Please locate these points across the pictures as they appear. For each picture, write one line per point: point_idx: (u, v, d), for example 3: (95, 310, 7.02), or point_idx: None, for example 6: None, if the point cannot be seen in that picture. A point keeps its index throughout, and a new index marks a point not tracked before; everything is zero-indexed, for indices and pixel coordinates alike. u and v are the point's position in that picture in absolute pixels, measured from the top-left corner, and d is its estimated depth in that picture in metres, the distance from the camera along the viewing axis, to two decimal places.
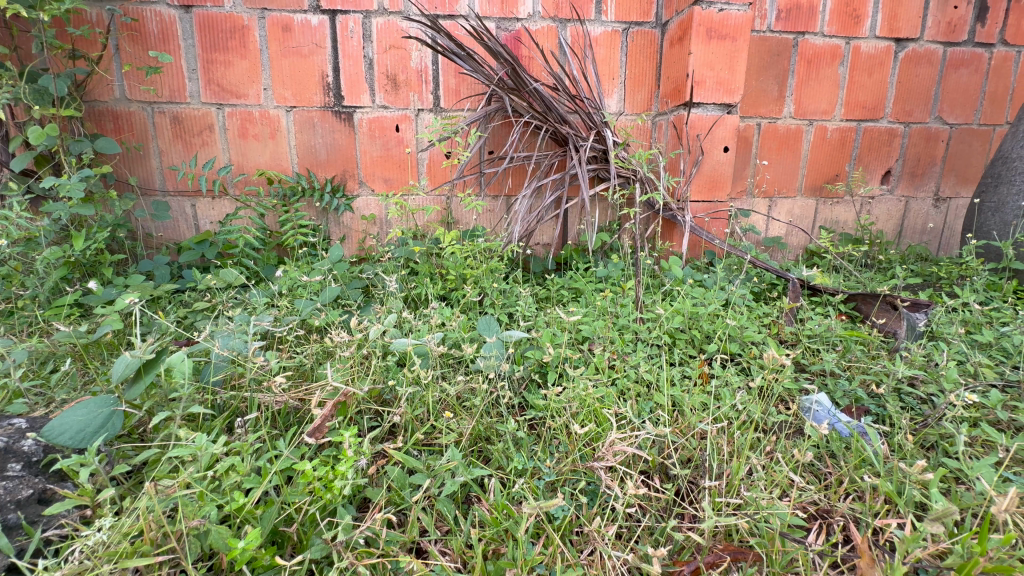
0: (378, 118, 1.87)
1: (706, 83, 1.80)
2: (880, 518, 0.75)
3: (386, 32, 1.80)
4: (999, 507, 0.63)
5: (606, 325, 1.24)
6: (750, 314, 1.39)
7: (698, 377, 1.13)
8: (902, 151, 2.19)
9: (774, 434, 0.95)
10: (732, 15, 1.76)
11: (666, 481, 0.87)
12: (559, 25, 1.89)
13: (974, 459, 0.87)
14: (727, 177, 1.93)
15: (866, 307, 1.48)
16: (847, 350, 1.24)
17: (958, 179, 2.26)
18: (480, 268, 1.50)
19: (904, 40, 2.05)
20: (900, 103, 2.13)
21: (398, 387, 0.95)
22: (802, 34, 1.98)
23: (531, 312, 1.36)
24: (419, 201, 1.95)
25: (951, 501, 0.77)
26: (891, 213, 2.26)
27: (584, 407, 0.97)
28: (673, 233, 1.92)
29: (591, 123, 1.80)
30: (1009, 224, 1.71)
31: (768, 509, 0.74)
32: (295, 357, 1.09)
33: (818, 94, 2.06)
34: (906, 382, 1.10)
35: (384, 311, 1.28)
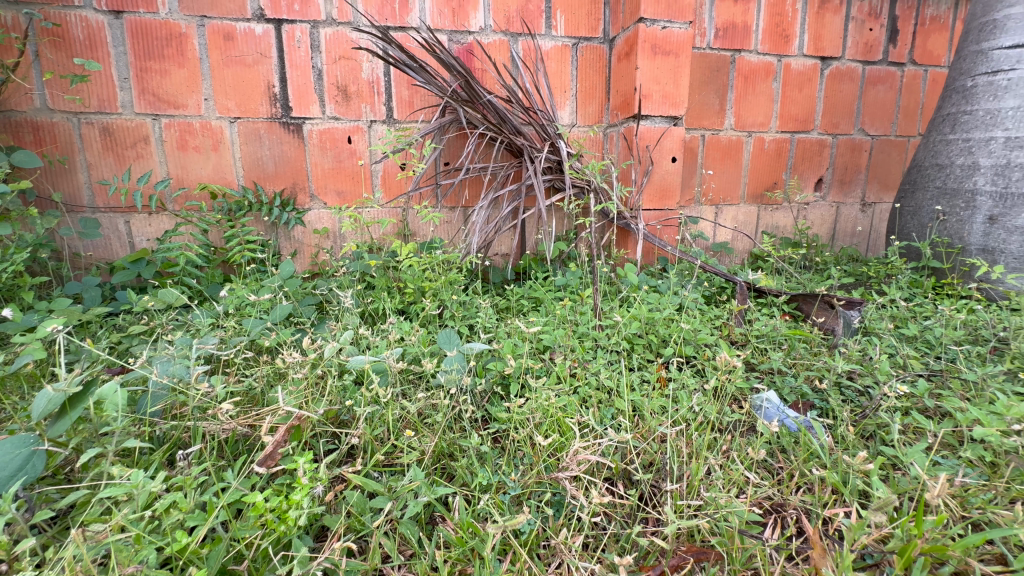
0: (329, 130, 1.82)
1: (653, 96, 1.88)
2: (829, 508, 0.79)
3: (334, 42, 1.77)
4: (932, 492, 0.68)
5: (566, 333, 1.25)
6: (702, 317, 1.45)
7: (656, 381, 1.16)
8: (831, 160, 2.36)
9: (730, 434, 0.98)
10: (674, 32, 1.85)
11: (630, 487, 0.87)
12: (510, 38, 1.92)
13: (908, 446, 0.93)
14: (676, 186, 2.01)
15: (806, 306, 1.56)
16: (791, 349, 1.31)
17: (880, 186, 2.46)
18: (439, 280, 1.48)
19: (828, 58, 2.22)
20: (828, 116, 2.29)
21: (356, 407, 0.92)
22: (738, 51, 2.11)
23: (491, 324, 1.36)
24: (374, 214, 1.91)
25: (890, 486, 0.82)
26: (824, 218, 2.42)
27: (546, 417, 0.97)
28: (628, 241, 1.97)
29: (545, 135, 1.84)
30: (925, 225, 1.86)
31: (727, 507, 0.77)
32: (243, 381, 1.03)
33: (755, 108, 2.19)
34: (846, 376, 1.17)
35: (340, 328, 1.24)
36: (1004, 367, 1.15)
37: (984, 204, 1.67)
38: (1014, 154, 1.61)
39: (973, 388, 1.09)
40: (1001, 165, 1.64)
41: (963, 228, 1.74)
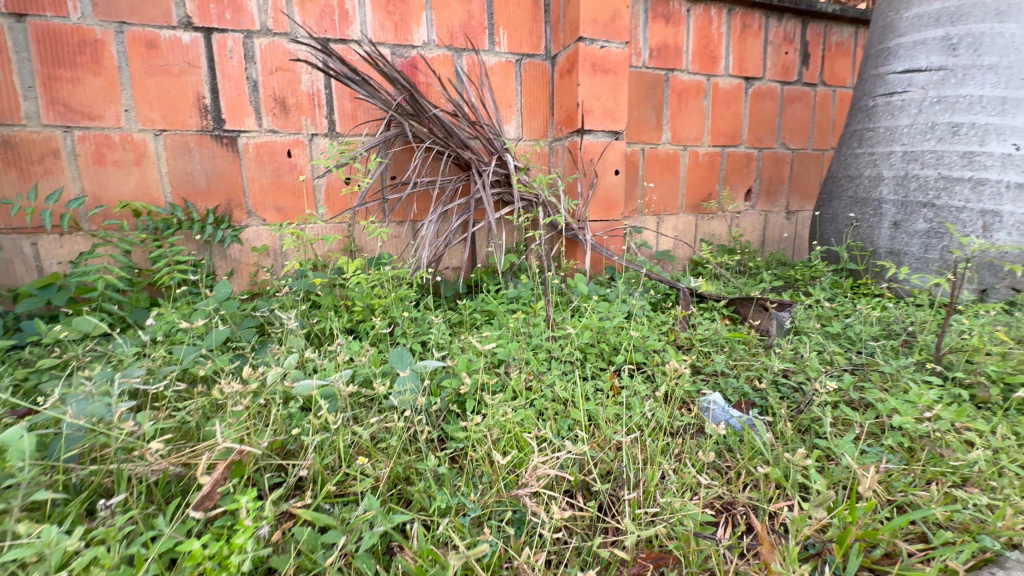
0: (267, 143, 1.74)
1: (594, 112, 1.95)
2: (773, 503, 0.83)
3: (270, 53, 1.70)
4: (864, 485, 0.75)
5: (520, 346, 1.25)
6: (649, 324, 1.51)
7: (609, 389, 1.19)
8: (758, 172, 2.54)
9: (681, 437, 1.02)
10: (612, 51, 1.93)
11: (589, 498, 0.88)
12: (454, 53, 1.93)
13: (839, 437, 1.01)
14: (619, 198, 2.08)
15: (744, 309, 1.63)
16: (732, 351, 1.38)
17: (802, 195, 2.67)
18: (389, 297, 1.44)
19: (751, 79, 2.40)
20: (753, 131, 2.47)
21: (303, 436, 0.87)
22: (671, 70, 2.24)
23: (444, 340, 1.34)
24: (317, 230, 1.84)
25: (825, 477, 0.88)
26: (755, 226, 2.59)
27: (503, 434, 0.96)
28: (576, 252, 2.02)
29: (492, 148, 1.86)
30: (842, 232, 2.04)
31: (681, 510, 0.79)
32: (175, 416, 0.95)
33: (689, 123, 2.32)
34: (781, 374, 1.25)
35: (283, 351, 1.17)
36: (914, 358, 1.28)
37: (889, 211, 1.86)
38: (911, 166, 1.81)
39: (889, 379, 1.20)
40: (901, 176, 1.83)
41: (873, 233, 1.92)
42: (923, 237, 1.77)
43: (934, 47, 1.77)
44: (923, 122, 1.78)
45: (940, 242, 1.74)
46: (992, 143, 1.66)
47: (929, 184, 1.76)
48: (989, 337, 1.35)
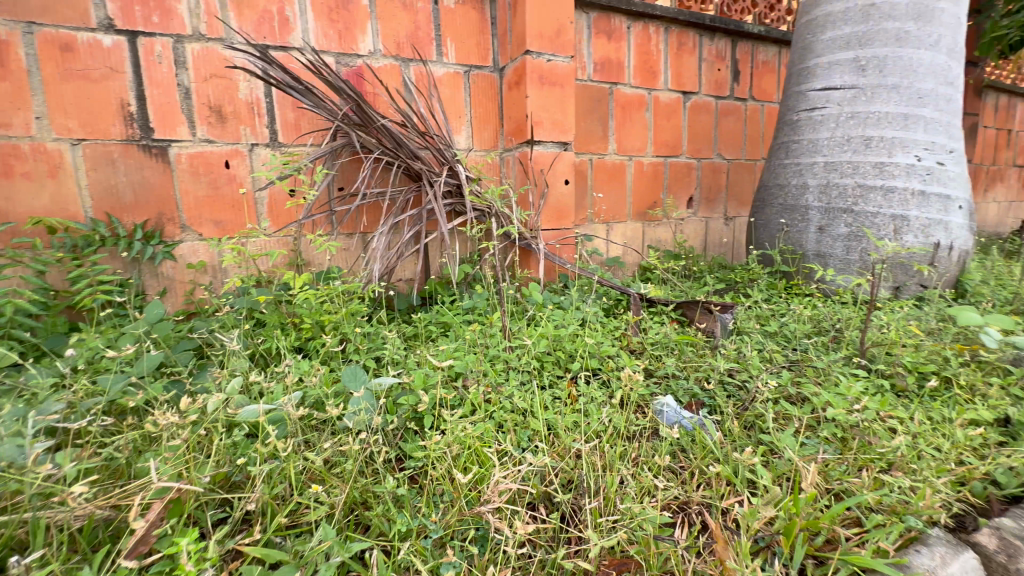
0: (202, 154, 1.65)
1: (543, 123, 1.99)
2: (724, 500, 0.87)
3: (204, 59, 1.61)
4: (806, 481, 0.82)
5: (477, 358, 1.24)
6: (603, 330, 1.55)
7: (567, 397, 1.20)
8: (698, 181, 2.67)
9: (637, 441, 1.04)
10: (558, 65, 1.98)
11: (551, 509, 0.89)
12: (401, 63, 1.91)
13: (781, 431, 1.07)
14: (570, 207, 2.13)
15: (690, 313, 1.71)
16: (681, 353, 1.44)
17: (738, 202, 2.84)
18: (340, 312, 1.39)
19: (688, 93, 2.54)
20: (692, 143, 2.61)
21: (250, 466, 0.82)
22: (615, 84, 2.32)
23: (399, 355, 1.30)
24: (260, 244, 1.75)
25: (770, 470, 0.94)
26: (697, 232, 2.73)
27: (464, 449, 0.95)
28: (530, 261, 2.04)
29: (443, 159, 1.85)
30: (775, 236, 2.17)
31: (641, 515, 0.81)
32: (102, 453, 0.87)
33: (633, 135, 2.42)
34: (727, 373, 1.32)
35: (225, 375, 1.10)
36: (843, 353, 1.38)
37: (814, 217, 2.01)
38: (832, 175, 1.97)
39: (822, 374, 1.29)
40: (823, 185, 1.99)
41: (801, 238, 2.06)
42: (844, 241, 1.94)
43: (846, 67, 1.94)
44: (840, 135, 1.95)
45: (859, 245, 1.92)
46: (898, 156, 1.87)
47: (847, 192, 1.93)
48: (904, 331, 1.48)
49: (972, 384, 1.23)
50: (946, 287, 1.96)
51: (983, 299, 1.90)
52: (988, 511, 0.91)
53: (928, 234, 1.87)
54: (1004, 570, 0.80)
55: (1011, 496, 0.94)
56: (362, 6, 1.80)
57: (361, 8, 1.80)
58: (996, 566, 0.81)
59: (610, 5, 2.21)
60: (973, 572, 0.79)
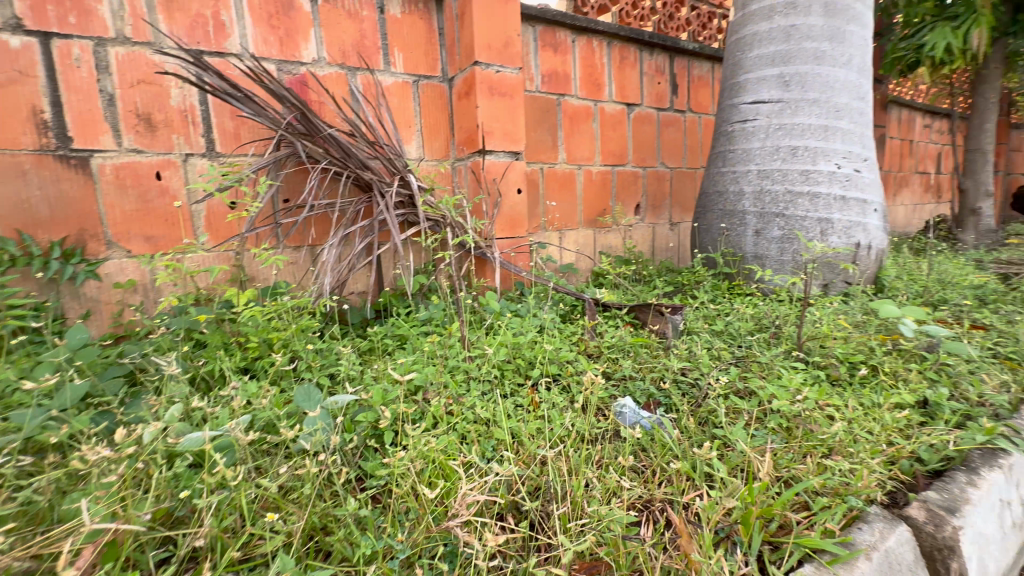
0: (129, 164, 1.53)
1: (494, 133, 2.00)
2: (685, 495, 0.90)
3: (130, 64, 1.51)
4: (761, 470, 0.87)
5: (437, 370, 1.22)
6: (561, 336, 1.57)
7: (529, 404, 1.20)
8: (644, 189, 2.78)
9: (599, 443, 1.06)
10: (507, 76, 2.01)
11: (519, 518, 0.88)
12: (347, 72, 1.87)
13: (732, 425, 1.12)
14: (523, 215, 2.15)
15: (643, 315, 1.77)
16: (637, 354, 1.48)
17: (681, 209, 2.98)
18: (290, 329, 1.32)
19: (631, 105, 2.65)
20: (637, 152, 2.72)
21: (195, 500, 0.76)
22: (562, 95, 2.38)
23: (355, 371, 1.26)
24: (198, 260, 1.64)
25: (725, 463, 0.98)
26: (645, 237, 2.83)
27: (428, 464, 0.93)
28: (486, 270, 2.04)
29: (394, 169, 1.82)
30: (716, 240, 2.29)
31: (608, 516, 0.83)
32: (19, 498, 0.78)
33: (581, 144, 2.49)
34: (680, 372, 1.37)
35: (163, 402, 1.02)
36: (783, 348, 1.47)
37: (751, 221, 2.14)
38: (765, 182, 2.11)
39: (766, 368, 1.37)
40: (758, 191, 2.13)
41: (740, 241, 2.19)
42: (778, 243, 2.08)
43: (772, 82, 2.09)
44: (770, 145, 2.10)
45: (791, 246, 2.07)
46: (822, 164, 2.04)
47: (779, 197, 2.08)
48: (834, 325, 1.61)
49: (895, 370, 1.35)
50: (867, 283, 2.14)
51: (898, 293, 2.09)
52: (915, 486, 1.00)
53: (850, 235, 2.04)
54: (932, 538, 0.87)
55: (933, 470, 1.04)
56: (304, 13, 1.75)
57: (303, 15, 1.75)
58: (927, 536, 0.88)
59: (554, 20, 2.28)
60: (906, 543, 0.86)
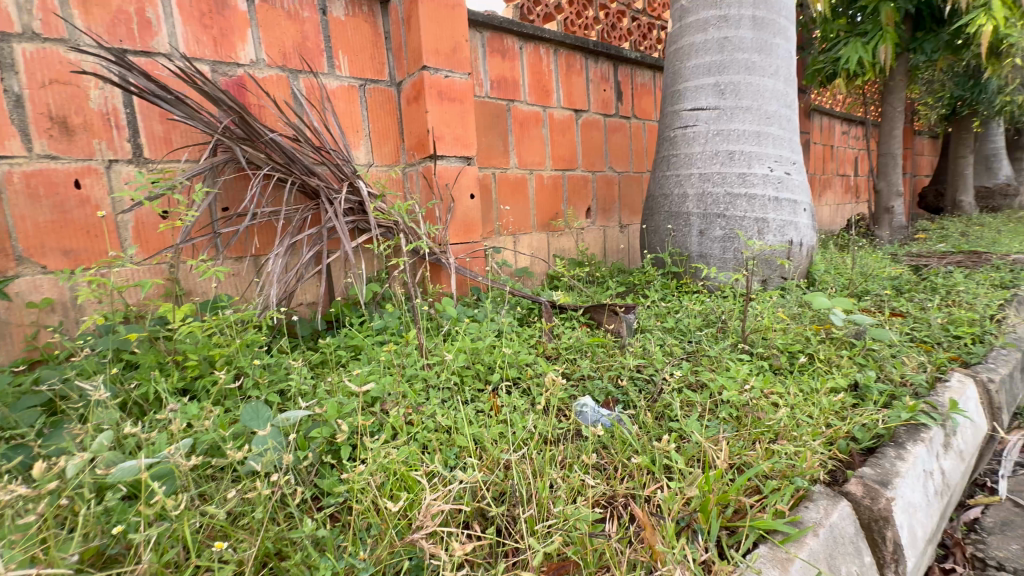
0: (42, 171, 1.39)
1: (445, 138, 1.99)
2: (646, 488, 0.93)
3: (41, 63, 1.38)
4: (717, 458, 0.91)
5: (395, 379, 1.19)
6: (519, 339, 1.57)
7: (490, 408, 1.20)
8: (594, 192, 2.85)
9: (562, 444, 1.07)
10: (456, 81, 2.00)
11: (486, 524, 0.87)
12: (289, 74, 1.80)
13: (687, 417, 1.17)
14: (477, 220, 2.15)
15: (598, 315, 1.79)
16: (594, 354, 1.51)
17: (630, 211, 3.08)
18: (234, 344, 1.25)
19: (579, 111, 2.71)
20: (586, 157, 2.78)
21: (131, 535, 0.69)
22: (512, 101, 2.41)
23: (307, 386, 1.20)
24: (126, 274, 1.52)
25: (681, 454, 1.02)
26: (597, 240, 2.90)
27: (389, 477, 0.90)
28: (441, 276, 2.01)
29: (341, 175, 1.76)
30: (663, 241, 2.39)
31: (574, 516, 0.83)
32: None
33: (532, 150, 2.52)
34: (636, 369, 1.41)
35: (90, 431, 0.93)
36: (729, 341, 1.55)
37: (695, 222, 2.24)
38: (706, 185, 2.22)
39: (715, 361, 1.44)
40: (700, 193, 2.23)
41: (686, 241, 2.29)
42: (720, 242, 2.19)
43: (709, 90, 2.21)
44: (709, 150, 2.21)
45: (732, 245, 2.19)
46: (757, 167, 2.17)
47: (719, 199, 2.19)
48: (774, 317, 1.71)
49: (829, 357, 1.46)
50: (800, 277, 2.29)
51: (828, 286, 2.26)
52: (852, 463, 1.08)
53: (783, 233, 2.18)
54: (869, 510, 0.94)
55: (866, 448, 1.12)
56: (240, 12, 1.67)
57: (239, 15, 1.67)
58: (865, 509, 0.95)
59: (501, 26, 2.30)
60: (848, 517, 0.92)
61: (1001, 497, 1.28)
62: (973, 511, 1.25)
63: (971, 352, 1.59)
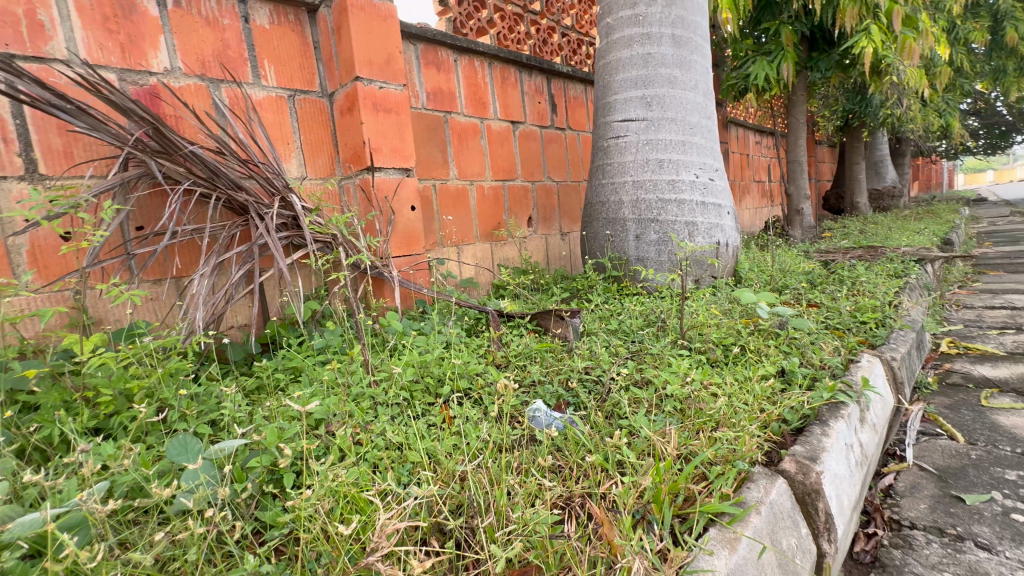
0: None
1: (382, 150, 1.95)
2: (602, 486, 0.94)
3: None
4: (666, 449, 0.94)
5: (340, 399, 1.14)
6: (467, 349, 1.56)
7: (442, 421, 1.17)
8: (534, 202, 2.91)
9: (516, 450, 1.07)
10: (391, 92, 1.98)
11: (444, 539, 0.85)
12: (210, 84, 1.69)
13: (635, 413, 1.20)
14: (419, 232, 2.12)
15: (545, 321, 1.81)
16: (543, 359, 1.53)
17: (570, 219, 3.16)
18: (155, 375, 1.14)
19: (516, 122, 2.77)
20: (525, 167, 2.84)
21: None
22: (449, 113, 2.41)
23: (242, 413, 1.12)
24: (21, 304, 1.35)
25: (632, 449, 1.05)
26: (540, 248, 2.95)
27: (338, 501, 0.86)
28: (384, 290, 1.96)
29: (272, 189, 1.68)
30: (603, 247, 2.47)
31: (534, 520, 0.83)
32: None
33: (471, 160, 2.53)
34: (584, 371, 1.44)
35: None
36: (669, 339, 1.63)
37: (632, 227, 2.34)
38: (639, 192, 2.33)
39: (658, 358, 1.50)
40: (634, 200, 2.34)
41: (624, 246, 2.38)
42: (656, 245, 2.31)
43: (637, 103, 2.33)
44: (640, 159, 2.33)
45: (666, 248, 2.31)
46: (684, 174, 2.31)
47: (652, 205, 2.31)
48: (708, 313, 1.82)
49: (758, 348, 1.57)
50: (728, 276, 2.46)
51: (752, 282, 2.44)
52: (784, 444, 1.16)
53: (711, 235, 2.34)
54: (803, 485, 1.02)
55: (795, 429, 1.21)
56: (151, 17, 1.56)
57: (150, 20, 1.56)
58: (798, 484, 1.02)
59: (435, 39, 2.31)
60: (785, 494, 0.99)
61: (908, 463, 1.43)
62: (888, 478, 1.38)
63: (875, 334, 1.78)
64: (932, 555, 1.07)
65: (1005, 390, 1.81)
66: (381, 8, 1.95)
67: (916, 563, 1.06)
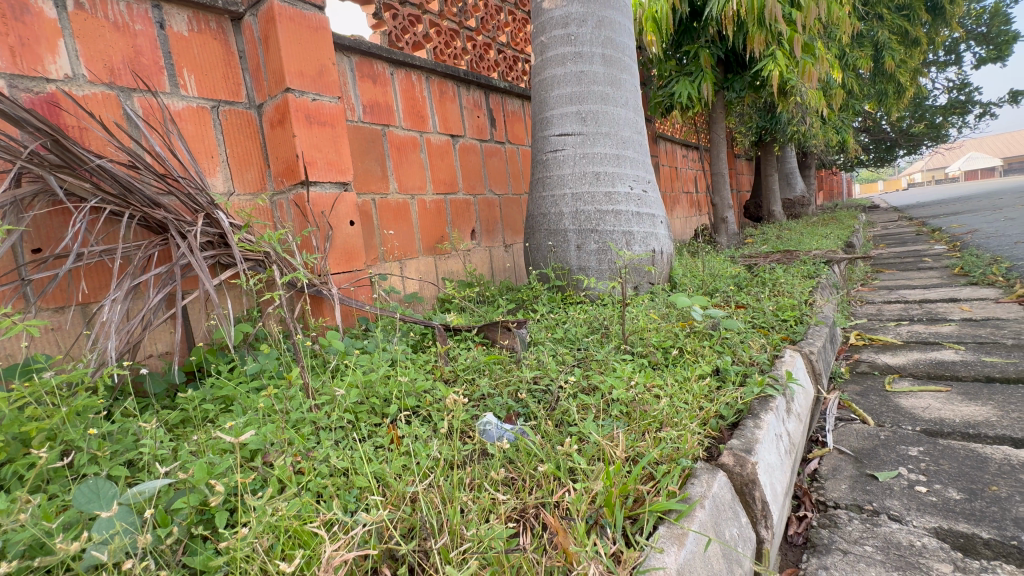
0: None
1: (317, 163, 1.89)
2: (554, 495, 0.95)
3: None
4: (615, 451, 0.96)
5: (278, 425, 1.07)
6: (414, 366, 1.52)
7: (390, 442, 1.14)
8: (477, 214, 2.91)
9: (468, 465, 1.06)
10: (324, 105, 1.92)
11: (396, 566, 0.81)
12: (120, 93, 1.56)
13: (584, 419, 1.23)
14: (360, 248, 2.06)
15: (492, 333, 1.80)
16: (491, 372, 1.52)
17: (513, 231, 3.19)
18: (59, 415, 1.00)
19: (455, 136, 2.78)
20: (466, 180, 2.84)
21: None
22: (386, 126, 2.38)
23: (165, 450, 1.02)
24: None
25: (582, 455, 1.07)
26: (484, 260, 2.95)
27: (278, 537, 0.80)
28: (322, 308, 1.88)
29: (195, 206, 1.57)
30: (546, 257, 2.51)
31: (489, 536, 0.82)
32: None
33: (412, 173, 2.50)
34: (532, 381, 1.46)
35: None
36: (613, 344, 1.68)
37: (573, 238, 2.41)
38: (579, 203, 2.40)
39: (603, 364, 1.55)
40: (575, 211, 2.41)
41: (566, 256, 2.44)
42: (596, 254, 2.39)
43: (573, 118, 2.42)
44: (578, 171, 2.40)
45: (606, 257, 2.39)
46: (619, 186, 2.42)
47: (591, 216, 2.39)
48: (647, 318, 1.90)
49: (694, 349, 1.66)
50: (664, 281, 2.58)
51: (687, 286, 2.57)
52: (722, 438, 1.22)
53: (647, 243, 2.45)
54: (740, 476, 1.08)
55: (731, 423, 1.28)
56: (47, 20, 1.42)
57: (46, 22, 1.41)
58: (736, 476, 1.08)
59: (370, 52, 2.28)
60: (725, 486, 1.04)
61: (829, 447, 1.56)
62: (812, 463, 1.49)
63: (795, 331, 1.94)
64: (854, 531, 1.17)
65: (904, 375, 2.03)
66: (312, 19, 1.89)
67: (841, 540, 1.15)
